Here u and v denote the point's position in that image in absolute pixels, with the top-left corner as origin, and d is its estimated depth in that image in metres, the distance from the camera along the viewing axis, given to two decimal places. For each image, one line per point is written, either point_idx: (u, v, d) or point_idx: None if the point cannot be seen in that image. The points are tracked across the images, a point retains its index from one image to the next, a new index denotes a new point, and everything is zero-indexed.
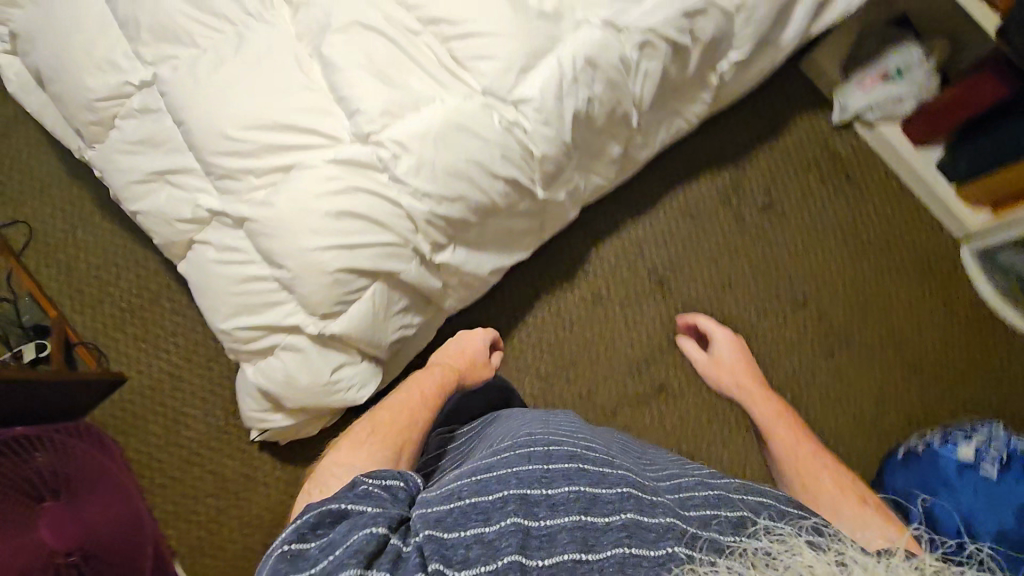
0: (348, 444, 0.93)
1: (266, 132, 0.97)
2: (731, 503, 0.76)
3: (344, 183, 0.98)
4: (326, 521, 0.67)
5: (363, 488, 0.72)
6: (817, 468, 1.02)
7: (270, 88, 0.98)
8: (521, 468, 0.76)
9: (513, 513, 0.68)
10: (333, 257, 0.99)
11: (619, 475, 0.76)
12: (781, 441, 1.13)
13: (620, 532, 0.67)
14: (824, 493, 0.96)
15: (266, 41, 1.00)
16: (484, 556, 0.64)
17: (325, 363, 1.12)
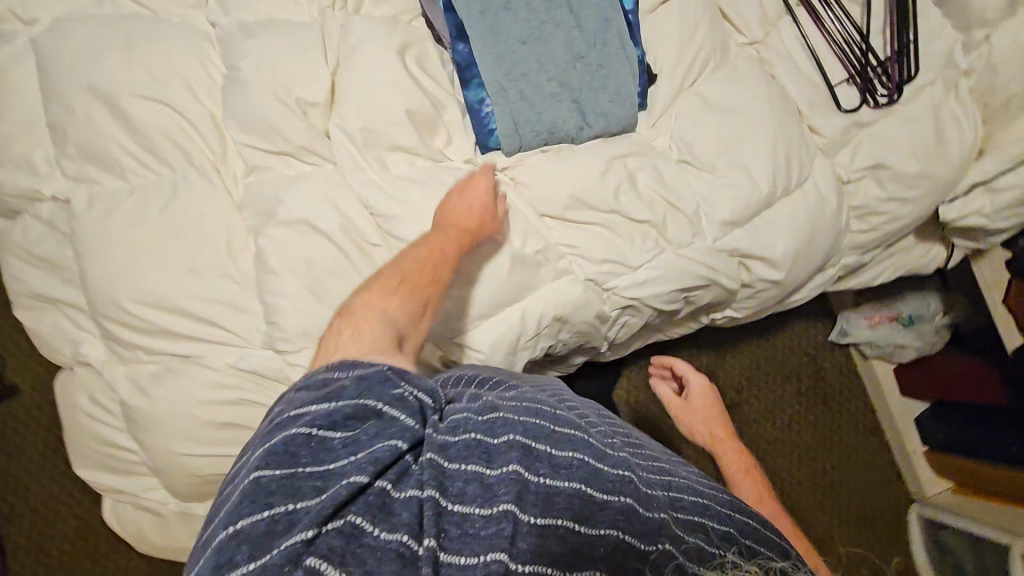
0: (380, 289, 0.74)
1: (167, 314, 0.85)
2: (747, 530, 0.61)
3: (240, 394, 0.86)
4: (342, 396, 0.56)
5: (382, 371, 0.60)
6: (747, 480, 0.95)
7: (189, 265, 0.85)
8: (530, 420, 0.60)
9: (515, 461, 0.54)
10: (209, 463, 0.89)
11: (632, 464, 0.62)
12: (730, 448, 1.02)
13: (622, 514, 0.54)
14: (755, 490, 0.93)
15: (200, 206, 0.87)
16: (479, 499, 0.51)
17: (184, 532, 1.02)
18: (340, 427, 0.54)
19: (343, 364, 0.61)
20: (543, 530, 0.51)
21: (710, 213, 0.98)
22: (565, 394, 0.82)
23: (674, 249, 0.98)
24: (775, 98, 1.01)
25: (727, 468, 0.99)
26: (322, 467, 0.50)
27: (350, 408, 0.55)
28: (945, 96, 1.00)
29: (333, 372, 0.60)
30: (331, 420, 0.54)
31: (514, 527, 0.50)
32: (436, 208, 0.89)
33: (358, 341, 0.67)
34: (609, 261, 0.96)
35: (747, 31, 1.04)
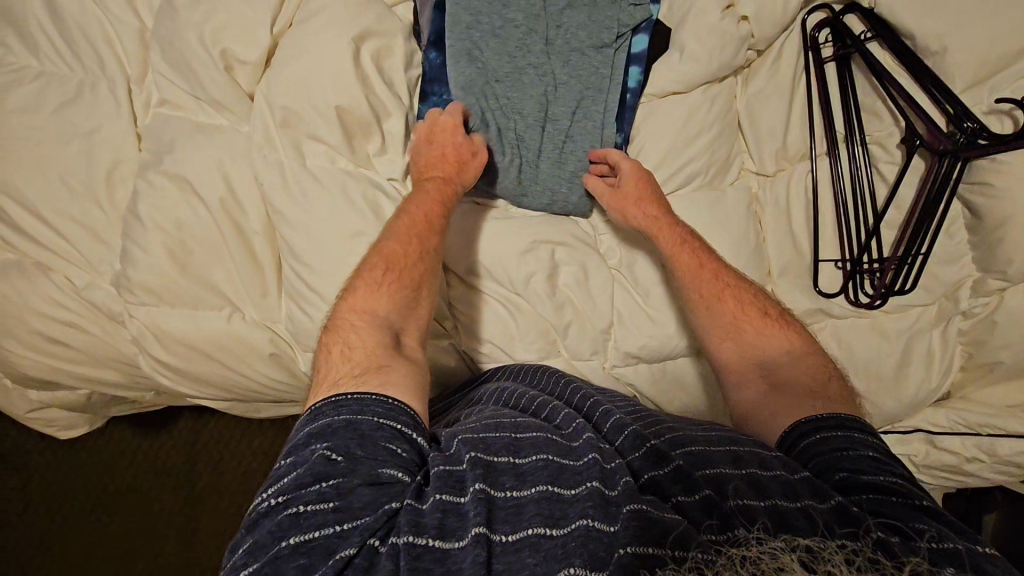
0: (366, 295, 0.69)
1: (29, 215, 0.82)
2: (767, 462, 0.59)
3: (72, 318, 0.84)
4: (311, 455, 0.52)
5: (367, 414, 0.56)
6: (734, 309, 0.76)
7: (64, 173, 0.81)
8: (486, 435, 0.60)
9: (478, 480, 0.54)
10: (29, 367, 0.88)
11: (589, 444, 0.60)
12: (703, 290, 0.78)
13: (590, 501, 0.52)
14: (742, 333, 0.75)
15: (97, 119, 0.81)
16: (455, 531, 0.50)
17: (23, 404, 1.05)
18: (331, 496, 0.50)
19: (321, 409, 0.57)
20: (535, 539, 0.49)
21: (619, 339, 0.88)
22: (532, 376, 0.81)
23: (567, 358, 0.89)
24: (746, 247, 0.88)
25: (708, 298, 0.78)
26: (315, 535, 0.48)
27: (324, 462, 0.52)
28: (931, 326, 0.86)
29: (305, 432, 0.55)
30: (308, 481, 0.51)
31: (490, 551, 0.48)
32: (327, 220, 0.81)
33: (351, 359, 0.63)
34: (491, 342, 0.87)
35: (757, 160, 0.90)
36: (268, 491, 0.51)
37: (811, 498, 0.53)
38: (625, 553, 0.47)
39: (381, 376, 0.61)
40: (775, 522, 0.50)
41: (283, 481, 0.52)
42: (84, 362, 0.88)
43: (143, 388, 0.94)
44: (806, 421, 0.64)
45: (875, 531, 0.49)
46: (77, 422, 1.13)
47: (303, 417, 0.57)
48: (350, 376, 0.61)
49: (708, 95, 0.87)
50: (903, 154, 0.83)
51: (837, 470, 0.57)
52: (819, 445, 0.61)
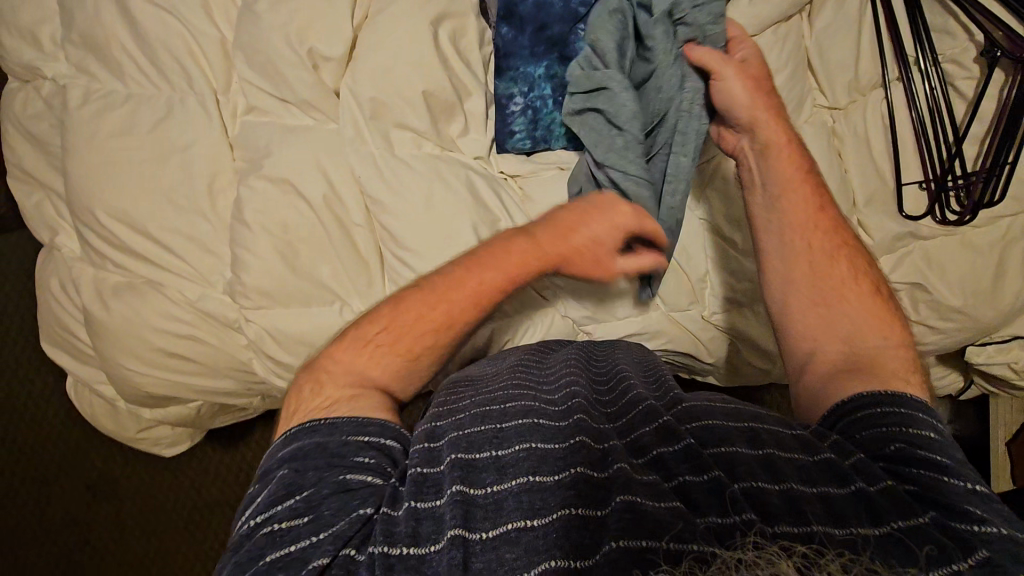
0: (378, 325, 0.68)
1: (137, 235, 0.84)
2: (784, 442, 0.57)
3: (190, 331, 0.87)
4: (290, 479, 0.53)
5: (343, 428, 0.57)
6: (845, 277, 0.72)
7: (166, 191, 0.83)
8: (471, 430, 0.58)
9: (455, 480, 0.52)
10: (151, 384, 0.91)
11: (574, 425, 0.59)
12: (816, 244, 0.75)
13: (572, 489, 0.50)
14: (837, 302, 0.71)
15: (190, 133, 0.83)
16: (431, 534, 0.48)
17: (132, 425, 1.08)
18: (304, 512, 0.50)
19: (305, 425, 0.58)
20: (513, 534, 0.47)
21: (715, 283, 0.92)
22: (548, 358, 0.80)
23: (666, 310, 0.92)
24: (832, 180, 0.89)
25: (817, 267, 0.74)
26: (291, 551, 0.47)
27: (296, 482, 0.52)
28: (1021, 234, 0.88)
29: (288, 450, 0.56)
30: (287, 497, 0.51)
31: (467, 551, 0.46)
32: (426, 204, 0.82)
33: (335, 382, 0.64)
34: (593, 303, 0.90)
35: (831, 94, 0.91)
36: (249, 514, 0.52)
37: (831, 484, 0.51)
38: (613, 547, 0.45)
39: (358, 404, 0.62)
40: (786, 511, 0.48)
41: (260, 503, 0.52)
42: (204, 372, 0.91)
43: (256, 394, 0.97)
44: (852, 399, 0.61)
45: (898, 522, 0.47)
46: (181, 438, 1.17)
47: (285, 438, 0.59)
48: (324, 403, 0.61)
49: (778, 35, 0.88)
50: (983, 68, 0.84)
51: (878, 459, 0.55)
52: (858, 430, 0.58)
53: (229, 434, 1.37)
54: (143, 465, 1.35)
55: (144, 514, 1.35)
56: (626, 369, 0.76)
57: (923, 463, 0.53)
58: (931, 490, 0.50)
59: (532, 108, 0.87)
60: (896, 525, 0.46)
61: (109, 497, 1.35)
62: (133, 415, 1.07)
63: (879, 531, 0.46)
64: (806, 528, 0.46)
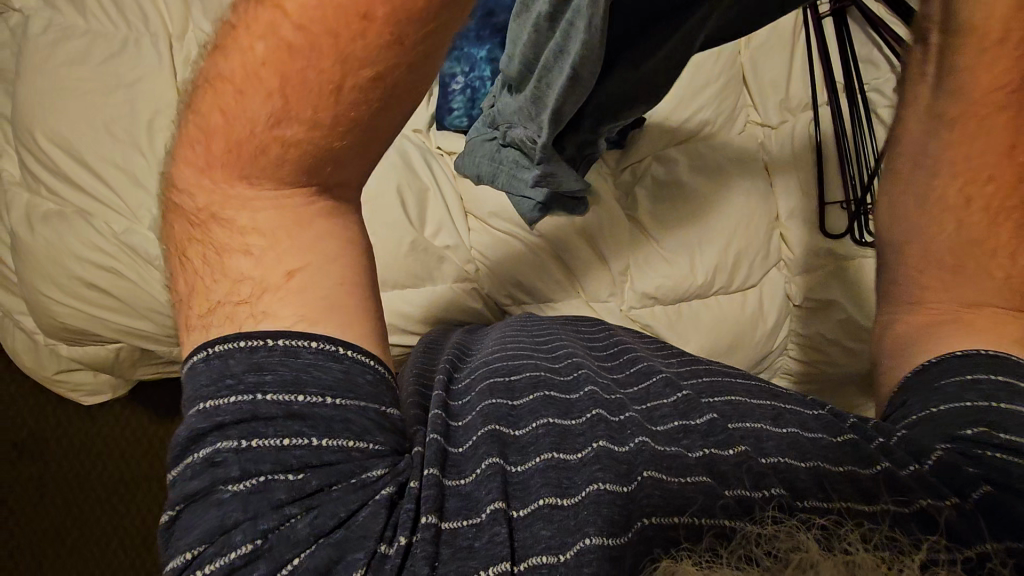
0: (226, 161, 0.42)
1: (73, 163, 0.86)
2: (806, 420, 0.50)
3: (109, 262, 0.87)
4: (264, 463, 0.36)
5: (308, 387, 0.39)
6: (1008, 245, 0.52)
7: (107, 123, 0.86)
8: (488, 402, 0.49)
9: (491, 454, 0.43)
10: (65, 314, 0.90)
11: (591, 396, 0.51)
12: (980, 203, 0.53)
13: (597, 463, 0.43)
14: (973, 267, 0.53)
15: (137, 72, 0.88)
16: (464, 511, 0.40)
17: (52, 363, 1.07)
18: (299, 507, 0.37)
19: (257, 345, 0.39)
20: (547, 510, 0.40)
21: (635, 281, 0.92)
22: (536, 322, 0.73)
23: (587, 300, 0.92)
24: (756, 190, 0.94)
25: (971, 228, 0.53)
26: (290, 569, 0.35)
27: (278, 478, 0.37)
28: None
29: (243, 405, 0.37)
30: (272, 499, 0.36)
31: (511, 527, 0.39)
32: None
33: (223, 274, 0.42)
34: (514, 285, 0.91)
35: (762, 111, 0.96)
36: (185, 511, 0.36)
37: (856, 463, 0.44)
38: (647, 525, 0.39)
39: (282, 295, 0.41)
40: (816, 486, 0.43)
41: (212, 494, 0.36)
42: (120, 308, 0.90)
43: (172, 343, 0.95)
44: (944, 360, 0.50)
45: (928, 500, 0.41)
46: (103, 387, 1.14)
47: (224, 381, 0.38)
48: (231, 294, 0.41)
49: None
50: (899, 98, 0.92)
51: (942, 438, 0.45)
52: (934, 402, 0.48)
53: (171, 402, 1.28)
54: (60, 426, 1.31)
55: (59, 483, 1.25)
56: (621, 338, 0.70)
57: (1002, 445, 0.43)
58: (999, 477, 0.42)
59: (470, 87, 0.91)
60: (924, 504, 0.41)
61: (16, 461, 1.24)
62: (54, 354, 1.06)
63: (909, 508, 0.41)
64: (834, 505, 0.41)
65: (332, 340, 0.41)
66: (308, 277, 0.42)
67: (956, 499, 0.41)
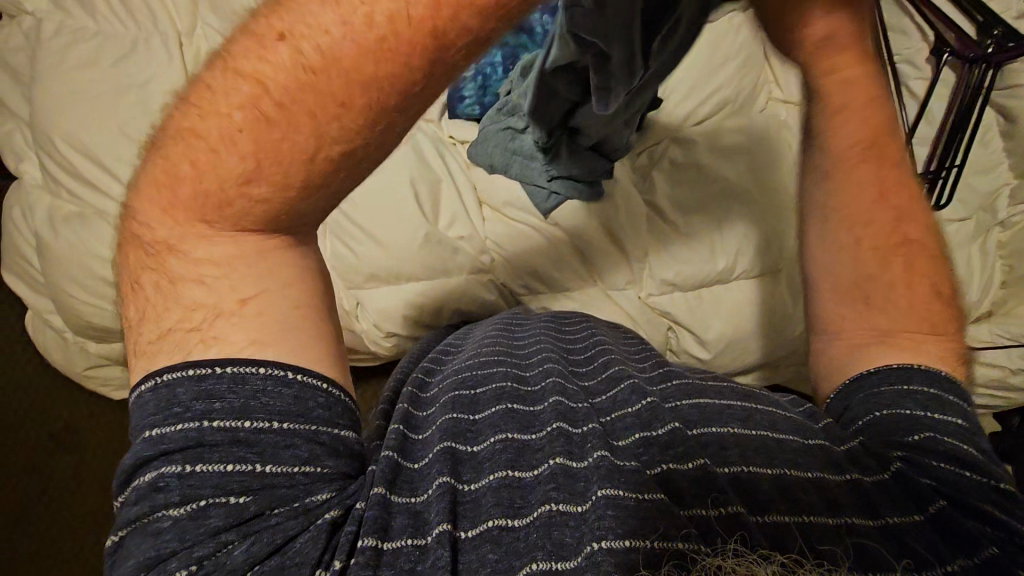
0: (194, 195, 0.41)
1: (90, 164, 0.87)
2: (776, 424, 0.53)
3: None
4: (207, 489, 0.38)
5: (257, 415, 0.40)
6: (894, 281, 0.60)
7: (119, 123, 0.86)
8: (448, 416, 0.52)
9: (442, 471, 0.46)
10: (92, 313, 0.92)
11: (555, 407, 0.53)
12: (868, 242, 0.61)
13: (552, 482, 0.45)
14: (882, 301, 0.59)
15: (149, 70, 0.87)
16: (410, 530, 0.43)
17: (81, 360, 1.09)
18: (238, 533, 0.38)
19: (206, 373, 0.40)
20: (496, 532, 0.43)
21: (653, 267, 0.90)
22: (520, 324, 0.76)
23: (603, 288, 0.91)
24: (776, 171, 0.91)
25: (864, 269, 0.61)
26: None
27: (217, 505, 0.38)
28: (970, 240, 0.89)
29: (188, 434, 0.38)
30: (210, 526, 0.38)
31: (454, 551, 0.41)
32: None
33: (178, 301, 0.42)
34: (530, 275, 0.90)
35: (785, 88, 0.94)
36: (125, 536, 0.38)
37: (824, 470, 0.49)
38: (597, 549, 0.41)
39: (239, 323, 0.42)
40: (784, 495, 0.46)
41: (152, 519, 0.37)
42: None
43: None
44: (881, 371, 0.56)
45: (889, 517, 0.45)
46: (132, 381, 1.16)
47: (171, 407, 0.39)
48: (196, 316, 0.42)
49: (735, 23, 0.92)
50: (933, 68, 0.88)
51: (896, 447, 0.50)
52: (876, 408, 0.53)
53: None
54: None
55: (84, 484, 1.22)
56: (598, 335, 0.72)
57: (951, 457, 0.48)
58: (949, 490, 0.46)
59: (481, 74, 0.88)
60: (886, 519, 0.45)
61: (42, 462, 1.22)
62: (82, 350, 1.08)
63: (874, 521, 0.45)
64: (801, 517, 0.44)
65: (292, 367, 0.42)
66: (270, 314, 0.43)
67: (915, 515, 0.45)
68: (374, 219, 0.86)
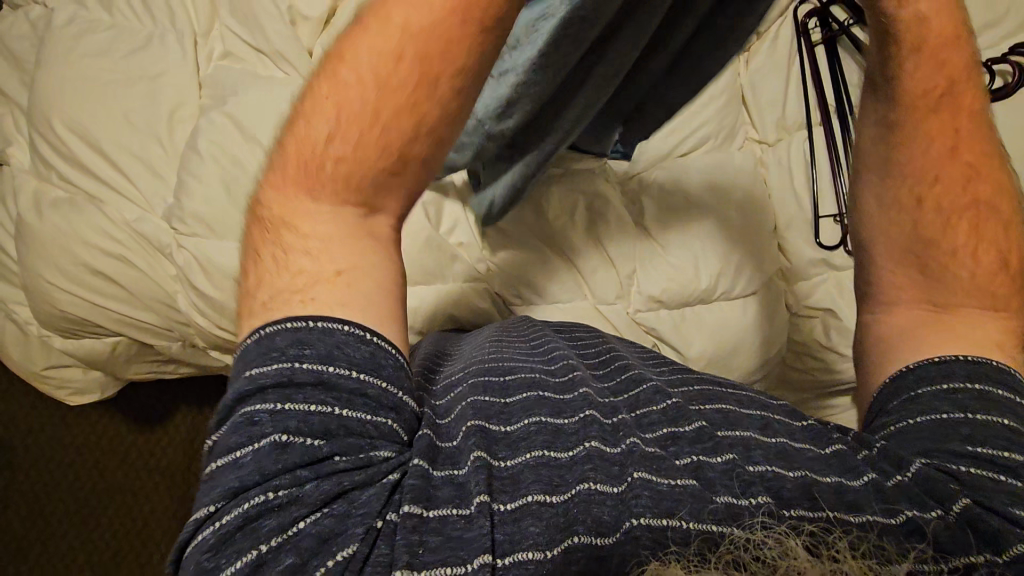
0: (298, 163, 0.48)
1: (91, 152, 0.87)
2: (794, 433, 0.51)
3: (120, 250, 0.86)
4: (293, 425, 0.40)
5: (339, 362, 0.42)
6: (959, 248, 0.59)
7: (124, 112, 0.87)
8: (475, 395, 0.50)
9: (474, 449, 0.44)
10: (69, 302, 0.88)
11: (585, 398, 0.51)
12: (937, 203, 0.61)
13: (589, 463, 0.44)
14: (935, 269, 0.60)
15: (162, 65, 0.90)
16: (454, 499, 0.42)
17: (41, 358, 1.03)
18: (316, 468, 0.40)
19: (300, 325, 0.43)
20: (534, 506, 0.42)
21: (642, 283, 0.95)
22: (554, 325, 0.75)
23: (594, 302, 0.95)
24: (760, 203, 1.00)
25: (925, 229, 0.61)
26: (297, 529, 0.38)
27: (297, 443, 0.39)
28: None
29: (283, 370, 0.41)
30: (290, 461, 0.39)
31: (493, 521, 0.40)
32: None
33: (286, 270, 0.46)
34: (525, 285, 0.93)
35: (760, 129, 1.04)
36: (219, 473, 0.39)
37: (842, 475, 0.46)
38: (635, 525, 0.41)
39: (331, 293, 0.45)
40: (803, 492, 0.44)
41: (239, 458, 0.39)
42: (125, 297, 0.89)
43: (180, 336, 0.94)
44: (916, 367, 0.54)
45: (914, 512, 0.43)
46: (91, 387, 1.09)
47: (269, 351, 0.42)
48: (291, 289, 0.46)
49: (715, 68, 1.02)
50: None
51: (919, 454, 0.47)
52: (911, 415, 0.51)
53: (149, 411, 1.24)
54: (48, 433, 1.21)
55: (8, 510, 1.17)
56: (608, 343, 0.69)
57: (972, 461, 0.46)
58: (973, 492, 0.44)
59: None
60: (908, 516, 0.43)
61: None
62: (45, 347, 1.02)
63: (897, 520, 0.43)
64: (825, 513, 0.43)
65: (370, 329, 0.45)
66: (358, 269, 0.47)
67: (936, 512, 0.43)
68: None
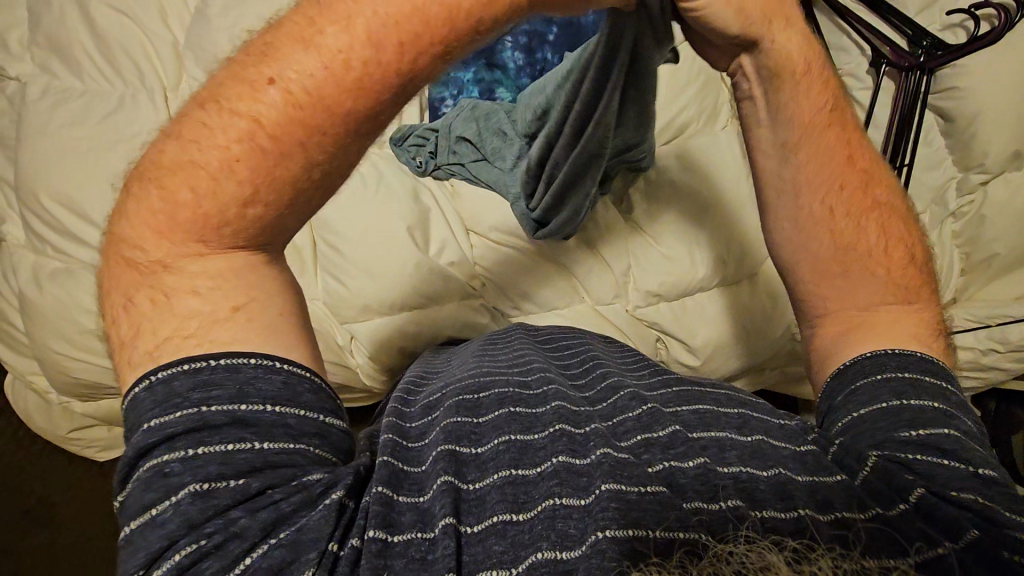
0: (191, 217, 0.42)
1: (80, 221, 0.88)
2: (770, 431, 0.50)
3: None
4: (213, 470, 0.37)
5: (252, 398, 0.40)
6: (873, 250, 0.59)
7: (106, 176, 0.88)
8: (446, 418, 0.49)
9: (441, 472, 0.43)
10: (82, 368, 0.91)
11: (556, 411, 0.50)
12: (841, 211, 0.59)
13: (554, 478, 0.42)
14: (860, 271, 0.59)
15: (137, 124, 0.91)
16: (417, 524, 0.40)
17: (65, 422, 1.05)
18: (247, 506, 0.37)
19: (200, 366, 0.40)
20: (500, 526, 0.40)
21: (639, 279, 0.94)
22: (509, 333, 0.74)
23: (593, 304, 0.94)
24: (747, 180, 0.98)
25: (841, 238, 0.59)
26: (246, 564, 0.36)
27: (220, 485, 0.37)
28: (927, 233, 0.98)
29: (191, 416, 0.38)
30: (216, 504, 0.37)
31: (459, 542, 0.39)
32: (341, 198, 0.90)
33: (171, 313, 0.42)
34: (520, 297, 0.93)
35: None
36: (135, 531, 0.36)
37: (814, 475, 0.45)
38: (601, 538, 0.38)
39: (232, 331, 0.42)
40: (776, 492, 0.42)
41: (157, 515, 0.36)
42: None
43: None
44: (848, 370, 0.54)
45: (879, 509, 0.41)
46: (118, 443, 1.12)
47: (169, 400, 0.39)
48: (187, 330, 0.42)
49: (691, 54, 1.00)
50: (873, 78, 1.00)
51: (870, 446, 0.47)
52: (854, 407, 0.51)
53: None
54: (86, 487, 1.24)
55: (60, 561, 1.21)
56: (591, 349, 0.69)
57: (918, 445, 0.45)
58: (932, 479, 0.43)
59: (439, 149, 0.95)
60: (876, 512, 0.41)
61: (16, 539, 1.20)
62: (67, 412, 1.04)
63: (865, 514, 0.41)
64: (796, 511, 0.40)
65: (271, 356, 0.42)
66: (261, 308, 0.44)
67: (899, 505, 0.41)
68: (364, 255, 0.88)
